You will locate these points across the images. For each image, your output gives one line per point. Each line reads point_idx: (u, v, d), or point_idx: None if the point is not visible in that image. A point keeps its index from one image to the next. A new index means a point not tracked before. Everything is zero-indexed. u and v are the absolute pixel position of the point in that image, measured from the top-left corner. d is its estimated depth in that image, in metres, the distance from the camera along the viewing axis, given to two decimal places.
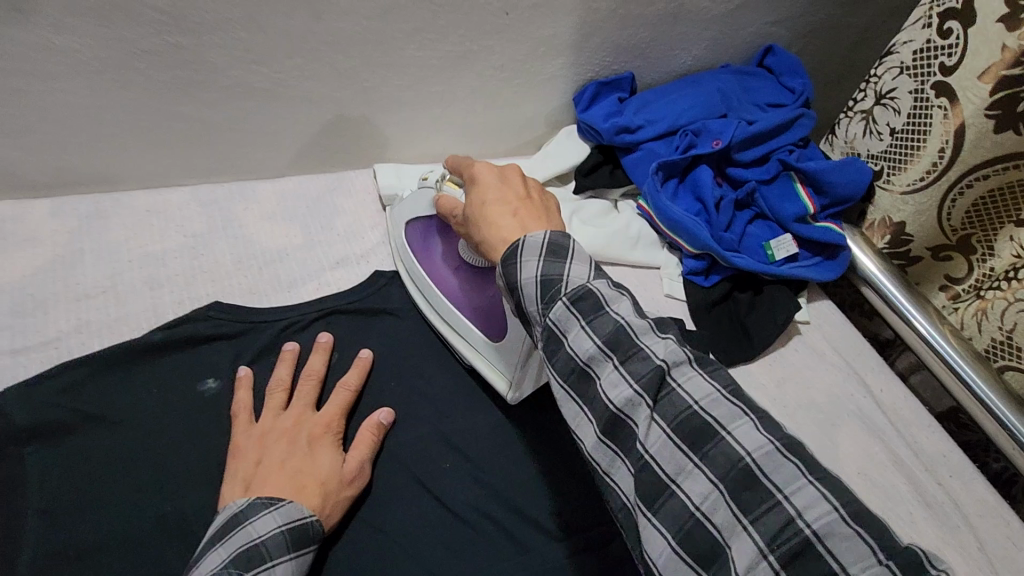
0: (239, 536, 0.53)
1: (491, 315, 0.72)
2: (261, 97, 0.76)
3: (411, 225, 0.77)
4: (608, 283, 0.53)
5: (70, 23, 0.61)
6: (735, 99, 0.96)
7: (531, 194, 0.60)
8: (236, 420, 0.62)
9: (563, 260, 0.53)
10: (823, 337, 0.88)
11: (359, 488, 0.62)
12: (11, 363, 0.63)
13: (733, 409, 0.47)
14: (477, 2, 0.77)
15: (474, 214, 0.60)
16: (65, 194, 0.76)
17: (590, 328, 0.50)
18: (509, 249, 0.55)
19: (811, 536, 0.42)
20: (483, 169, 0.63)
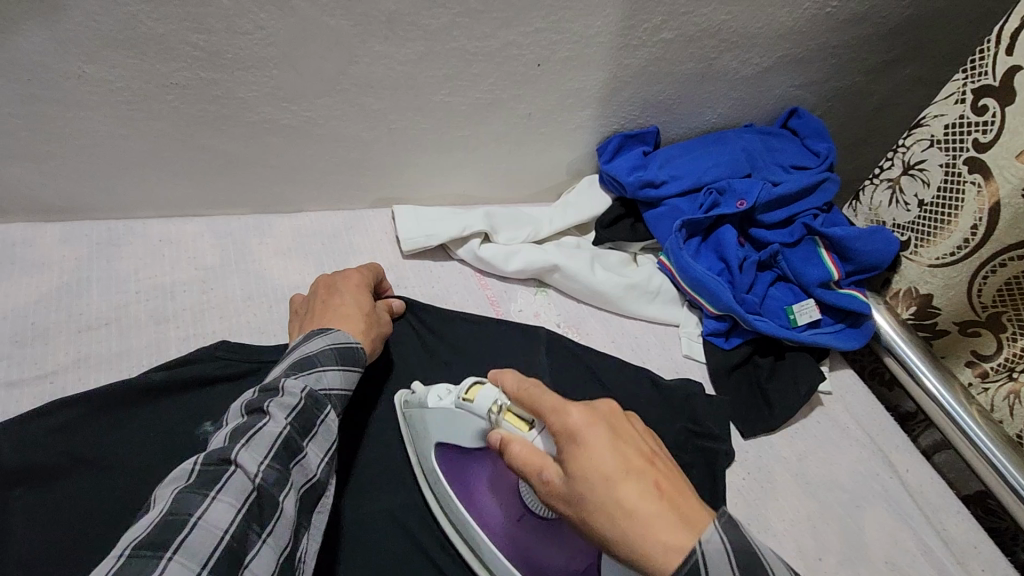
0: (295, 353, 0.59)
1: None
2: (287, 134, 0.75)
3: (439, 449, 0.66)
4: (734, 538, 0.42)
5: (103, 54, 0.60)
6: (760, 160, 0.95)
7: (653, 451, 0.47)
8: (293, 300, 0.72)
9: (691, 523, 0.41)
10: (846, 410, 0.84)
11: (386, 330, 0.70)
12: (5, 395, 0.60)
13: None
14: (511, 53, 0.77)
15: (583, 491, 0.45)
16: (80, 220, 0.74)
17: (684, 557, 0.41)
18: (687, 572, 0.41)
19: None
20: (581, 420, 0.47)
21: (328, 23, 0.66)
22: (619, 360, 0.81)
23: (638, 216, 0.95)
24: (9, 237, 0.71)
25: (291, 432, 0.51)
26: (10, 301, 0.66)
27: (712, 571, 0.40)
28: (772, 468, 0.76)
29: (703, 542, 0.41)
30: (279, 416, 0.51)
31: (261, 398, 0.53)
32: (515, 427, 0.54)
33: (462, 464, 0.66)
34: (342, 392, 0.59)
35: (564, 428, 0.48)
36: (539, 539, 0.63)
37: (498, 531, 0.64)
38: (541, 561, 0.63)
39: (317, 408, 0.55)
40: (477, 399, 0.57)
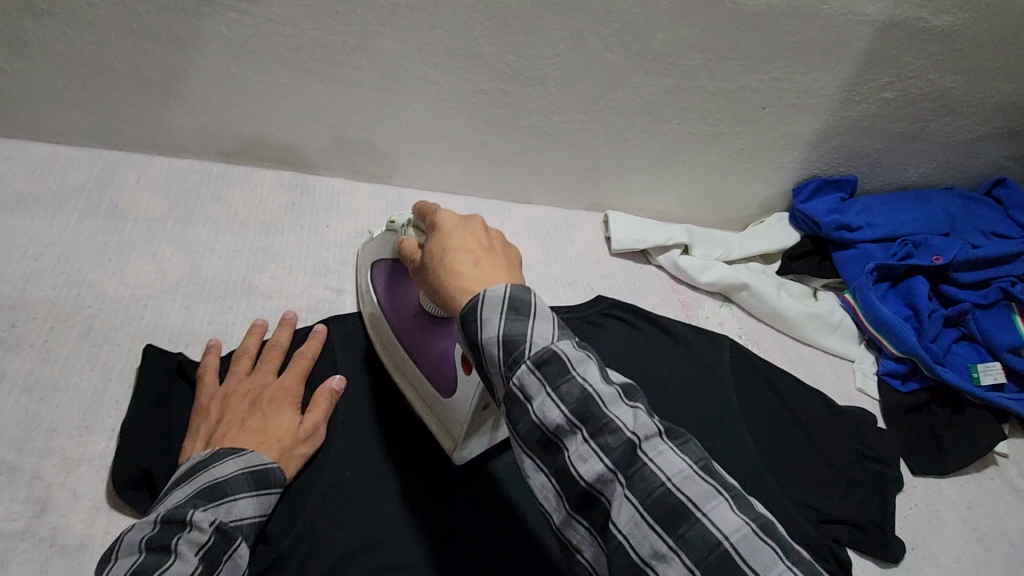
0: (203, 476, 0.53)
1: (439, 373, 0.66)
2: (545, 139, 0.93)
3: (377, 266, 0.74)
4: (574, 344, 0.45)
5: (446, 63, 0.81)
6: (959, 222, 1.00)
7: (498, 243, 0.52)
8: (202, 382, 0.64)
9: (521, 316, 0.45)
10: (1023, 475, 0.85)
11: (314, 446, 0.63)
12: (336, 298, 0.80)
13: (653, 431, 0.42)
14: (743, 95, 0.89)
15: (438, 254, 0.51)
16: (379, 183, 0.96)
17: (540, 372, 0.43)
18: (467, 304, 0.47)
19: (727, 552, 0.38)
20: (444, 216, 0.53)
21: (608, 57, 0.83)
22: (796, 378, 0.88)
23: (825, 254, 1.02)
24: (335, 188, 0.94)
25: (202, 573, 0.47)
26: (336, 233, 0.87)
27: (522, 321, 0.45)
28: (940, 508, 0.80)
29: (530, 330, 0.44)
30: (187, 555, 0.47)
31: (164, 536, 0.47)
32: (412, 235, 0.61)
33: (384, 284, 0.73)
34: (258, 518, 0.55)
35: (431, 221, 0.54)
36: (413, 328, 0.68)
37: (400, 335, 0.69)
38: (423, 348, 0.67)
39: (228, 543, 0.50)
40: (398, 219, 0.67)
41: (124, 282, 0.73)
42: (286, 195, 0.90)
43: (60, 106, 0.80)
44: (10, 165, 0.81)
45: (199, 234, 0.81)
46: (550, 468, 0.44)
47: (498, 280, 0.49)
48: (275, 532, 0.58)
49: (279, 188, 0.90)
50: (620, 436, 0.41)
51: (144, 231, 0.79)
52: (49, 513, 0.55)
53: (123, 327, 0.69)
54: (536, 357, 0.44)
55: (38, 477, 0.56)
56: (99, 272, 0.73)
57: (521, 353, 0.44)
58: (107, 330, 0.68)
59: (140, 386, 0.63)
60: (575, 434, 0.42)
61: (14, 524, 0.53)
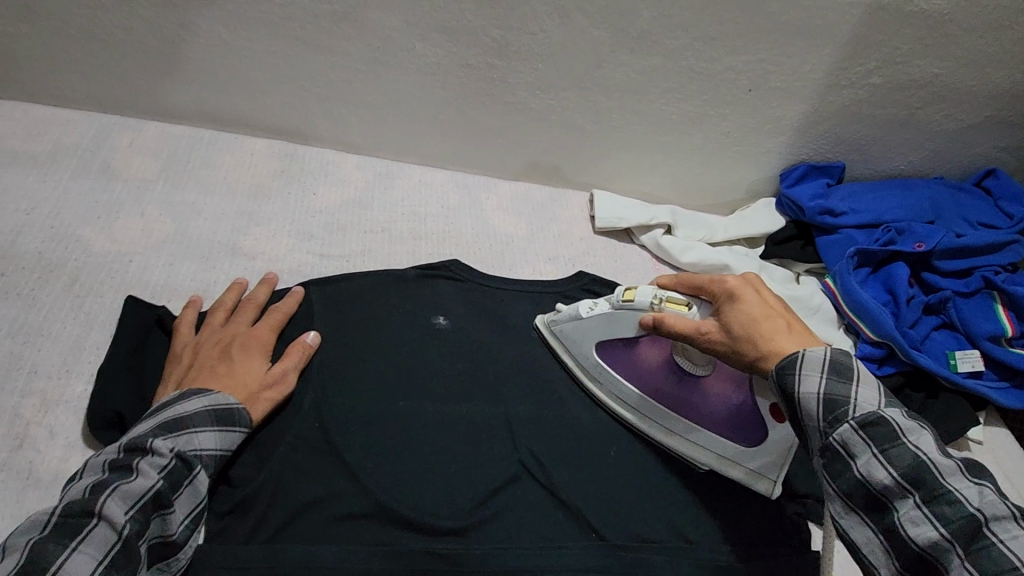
0: (167, 409, 0.57)
1: (738, 424, 0.71)
2: (533, 115, 0.94)
3: (602, 346, 0.75)
4: (900, 413, 0.53)
5: (433, 36, 0.82)
6: (945, 211, 0.99)
7: (784, 307, 0.64)
8: (177, 333, 0.66)
9: (842, 379, 0.55)
10: (995, 461, 0.86)
11: (282, 393, 0.65)
12: (318, 262, 0.82)
13: (1002, 511, 0.47)
14: (729, 77, 0.90)
15: (749, 333, 0.61)
16: (369, 155, 0.98)
17: (863, 431, 0.52)
18: (787, 357, 0.57)
19: (992, 543, 0.46)
20: (736, 284, 0.64)
21: (593, 34, 0.83)
22: None
23: (809, 239, 1.02)
24: (324, 157, 0.95)
25: (162, 489, 0.52)
26: (323, 201, 0.89)
27: (845, 384, 0.54)
28: None
29: (853, 395, 0.54)
30: (149, 473, 0.52)
31: (129, 456, 0.53)
32: (674, 308, 0.68)
33: (622, 360, 0.75)
34: (218, 452, 0.58)
35: (724, 290, 0.64)
36: (683, 390, 0.73)
37: (655, 387, 0.74)
38: (703, 408, 0.73)
39: (188, 468, 0.55)
40: (637, 295, 0.70)
41: (112, 239, 0.75)
42: (276, 162, 0.92)
43: (57, 68, 0.82)
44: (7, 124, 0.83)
45: (187, 196, 0.83)
46: (869, 516, 0.52)
47: (810, 342, 0.61)
48: (241, 476, 0.61)
49: (269, 156, 0.92)
50: (852, 422, 0.53)
51: (135, 192, 0.81)
52: (27, 448, 0.57)
53: (108, 279, 0.71)
54: (858, 418, 0.53)
55: (18, 414, 0.59)
56: (88, 228, 0.75)
57: (844, 412, 0.53)
58: (93, 282, 0.70)
59: (120, 334, 0.65)
60: (906, 498, 0.50)
61: None
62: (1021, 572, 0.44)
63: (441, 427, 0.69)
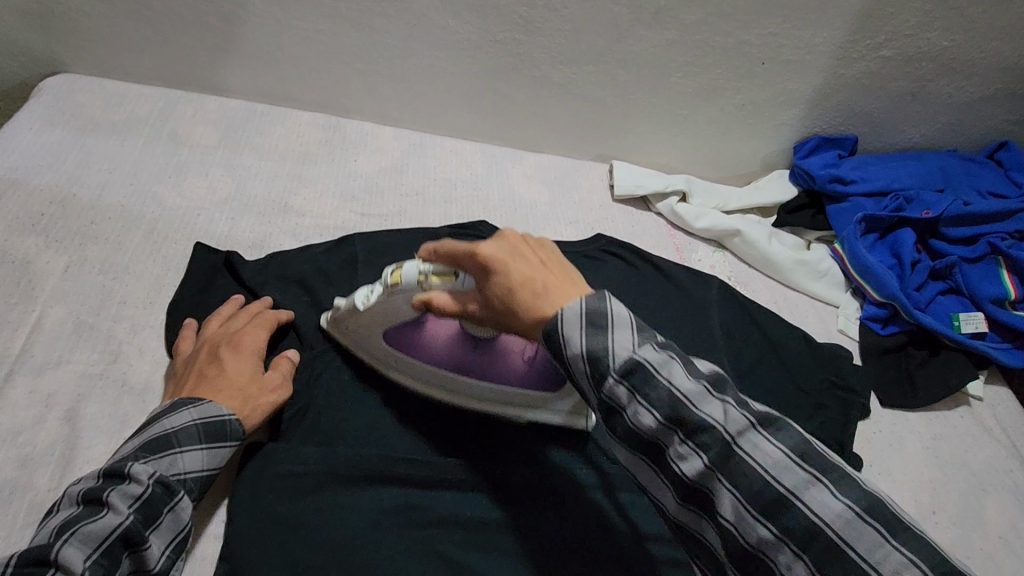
0: (154, 428, 0.58)
1: (532, 375, 0.71)
2: (555, 89, 1.01)
3: (390, 331, 0.72)
4: (653, 348, 0.51)
5: (465, 13, 0.90)
6: (954, 180, 1.03)
7: (548, 262, 0.56)
8: (182, 338, 0.69)
9: (603, 329, 0.51)
10: (993, 415, 0.90)
11: (281, 397, 0.67)
12: (358, 220, 0.90)
13: (742, 426, 0.48)
14: (743, 51, 0.95)
15: (511, 301, 0.54)
16: (404, 127, 1.06)
17: (627, 382, 0.50)
18: (551, 325, 0.52)
19: (832, 538, 0.44)
20: (491, 251, 0.55)
21: (613, 10, 0.90)
22: (779, 315, 0.95)
23: (820, 208, 1.06)
24: (363, 129, 1.04)
25: (132, 525, 0.51)
26: (363, 168, 0.98)
27: (602, 337, 0.50)
28: (906, 436, 0.86)
29: (613, 343, 0.50)
30: (120, 508, 0.51)
31: (101, 488, 0.52)
32: (441, 282, 0.60)
33: (403, 341, 0.72)
34: (203, 473, 0.59)
35: (477, 262, 0.56)
36: (474, 357, 0.72)
37: (467, 353, 0.72)
38: (494, 370, 0.71)
39: (169, 495, 0.55)
40: (401, 274, 0.63)
41: (181, 195, 0.85)
42: (320, 133, 1.00)
43: (133, 45, 0.93)
44: (87, 95, 0.93)
45: (245, 161, 0.92)
46: (659, 469, 0.52)
47: (576, 293, 0.54)
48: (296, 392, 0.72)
49: (314, 127, 1.01)
50: (680, 403, 0.49)
51: (199, 156, 0.91)
52: (120, 362, 0.67)
53: (179, 229, 0.81)
54: (621, 369, 0.50)
55: (111, 335, 0.69)
56: (161, 186, 0.85)
57: (607, 367, 0.50)
58: (167, 231, 0.80)
59: (194, 272, 0.75)
60: (674, 436, 0.49)
61: (94, 367, 0.66)
62: (828, 529, 0.45)
63: None
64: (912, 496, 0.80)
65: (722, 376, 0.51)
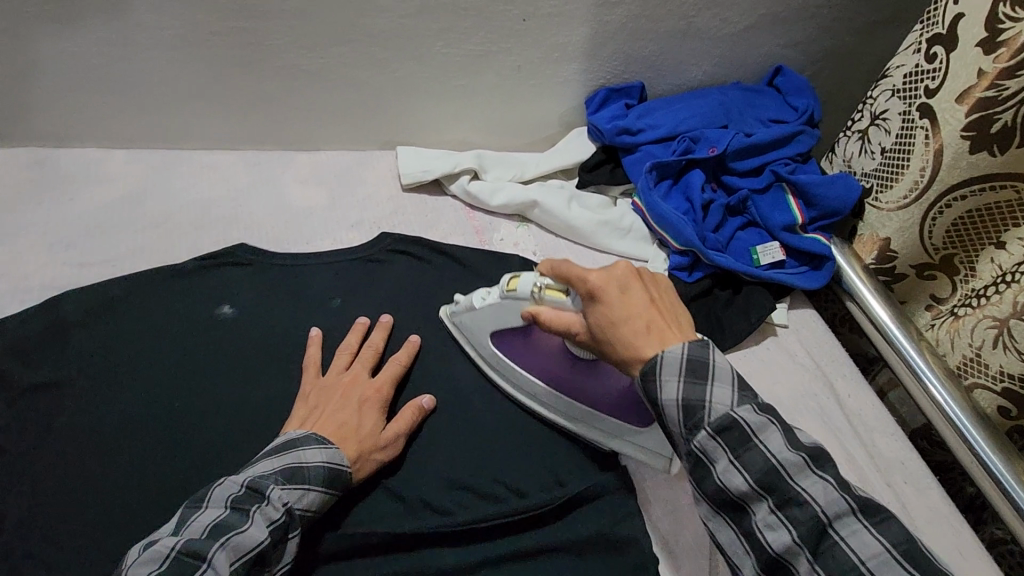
0: (290, 456, 0.63)
1: (621, 403, 0.74)
2: (305, 79, 0.89)
3: (497, 336, 0.77)
4: (754, 411, 0.57)
5: (159, 5, 0.76)
6: (737, 113, 1.02)
7: (660, 301, 0.64)
8: (304, 371, 0.73)
9: (702, 381, 0.58)
10: (798, 341, 0.91)
11: (388, 456, 0.69)
12: (77, 272, 0.76)
13: (843, 509, 0.53)
14: (498, 9, 0.88)
15: (610, 337, 0.64)
16: (139, 147, 0.90)
17: (720, 437, 0.57)
18: (647, 365, 0.61)
19: (833, 537, 0.52)
20: (598, 281, 0.64)
21: None
22: None
23: (617, 161, 1.03)
24: (85, 157, 0.88)
25: (266, 547, 0.56)
26: (84, 205, 0.82)
27: (700, 386, 0.58)
28: None
29: (711, 398, 0.58)
30: (259, 524, 0.56)
31: (245, 500, 0.57)
32: (552, 295, 0.69)
33: (511, 343, 0.77)
34: (316, 513, 0.62)
35: (587, 288, 0.64)
36: (575, 376, 0.75)
37: (564, 388, 0.75)
38: (583, 390, 0.75)
39: (289, 529, 0.59)
40: (519, 283, 0.70)
41: None
42: (24, 171, 0.83)
43: None
44: None
45: None
46: (739, 526, 0.57)
47: (672, 337, 0.62)
48: None
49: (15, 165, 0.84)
50: (758, 455, 0.55)
51: None
52: None
53: None
54: (715, 424, 0.57)
55: None
56: None
57: (702, 417, 0.57)
58: None
59: None
60: (763, 503, 0.55)
61: None
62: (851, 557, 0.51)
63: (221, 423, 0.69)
64: None
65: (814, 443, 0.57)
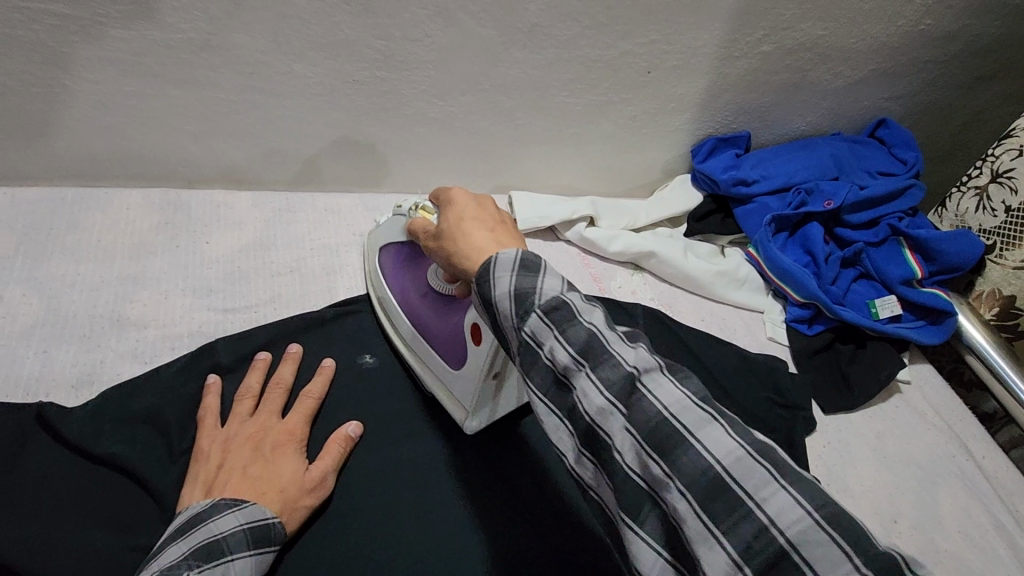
0: (201, 532, 0.53)
1: (450, 346, 0.70)
2: (432, 125, 0.89)
3: (385, 250, 0.78)
4: (601, 316, 0.45)
5: (309, 54, 0.76)
6: (847, 165, 1.02)
7: (509, 219, 0.56)
8: (202, 424, 0.65)
9: (533, 273, 0.47)
10: (925, 399, 0.90)
11: (319, 498, 0.63)
12: (220, 319, 0.75)
13: (694, 407, 0.41)
14: (628, 62, 0.89)
15: (448, 235, 0.55)
16: (264, 190, 0.90)
17: (561, 338, 0.44)
18: (484, 265, 0.49)
19: (722, 480, 0.38)
20: (456, 191, 0.58)
21: (481, 33, 0.79)
22: (708, 334, 0.90)
23: (727, 211, 1.03)
24: (213, 200, 0.87)
25: None
26: (218, 249, 0.81)
27: (533, 281, 0.47)
28: (852, 441, 0.84)
29: (542, 285, 0.46)
30: None
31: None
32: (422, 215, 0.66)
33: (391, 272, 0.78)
34: None
35: (442, 195, 0.59)
36: (438, 311, 0.72)
37: (416, 322, 0.73)
38: (433, 326, 0.72)
39: None
40: (405, 203, 0.72)
41: None
42: (155, 214, 0.83)
43: None
44: None
45: (52, 270, 0.74)
46: (596, 455, 0.43)
47: (511, 242, 0.53)
48: None
49: (147, 209, 0.83)
50: (618, 370, 0.43)
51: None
52: None
53: None
54: (561, 326, 0.44)
55: None
56: None
57: (537, 314, 0.45)
58: None
59: None
60: (608, 415, 0.42)
61: None
62: (779, 537, 0.36)
63: (386, 479, 0.69)
64: (873, 508, 0.77)
65: (684, 368, 0.44)
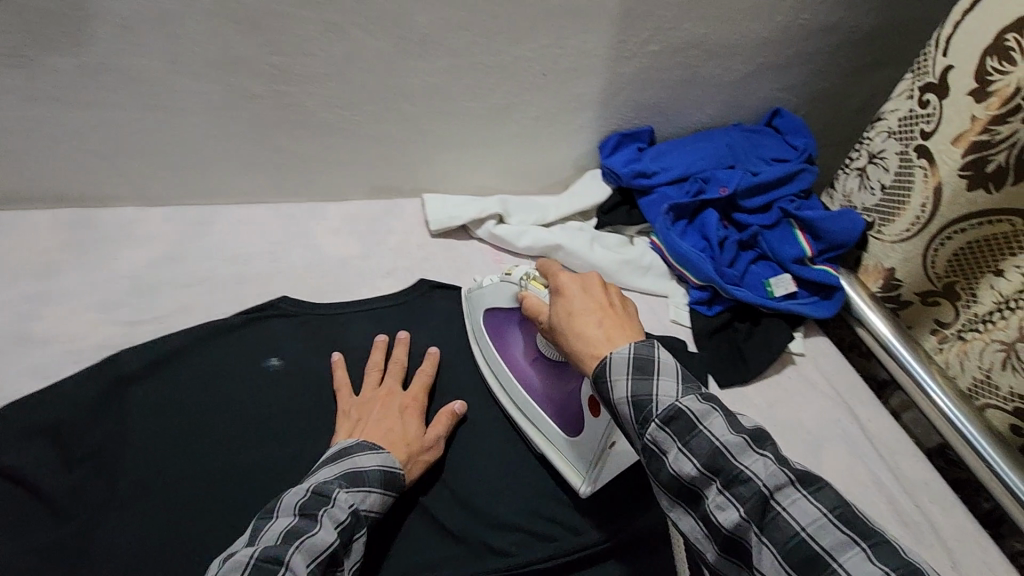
0: (347, 461, 0.69)
1: (565, 413, 0.80)
2: (338, 134, 0.92)
3: (491, 312, 0.86)
4: (698, 400, 0.57)
5: (203, 72, 0.79)
6: (742, 153, 1.08)
7: (614, 303, 0.67)
8: (338, 393, 0.80)
9: (648, 375, 0.58)
10: (818, 369, 0.96)
11: (434, 455, 0.78)
12: (128, 330, 0.81)
13: (782, 480, 0.52)
14: (523, 66, 0.93)
15: (564, 325, 0.67)
16: (177, 205, 0.93)
17: (669, 427, 0.56)
18: (599, 366, 0.61)
19: (806, 539, 0.49)
20: (567, 280, 0.69)
21: (373, 45, 0.83)
22: None
23: (633, 203, 1.09)
24: (125, 218, 0.90)
25: (335, 547, 0.60)
26: (129, 265, 0.86)
27: (645, 381, 0.58)
28: (745, 412, 0.90)
29: (657, 393, 0.57)
30: (329, 527, 0.61)
31: (314, 505, 0.62)
32: (534, 287, 0.76)
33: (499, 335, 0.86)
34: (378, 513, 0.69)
35: (556, 284, 0.70)
36: (553, 378, 0.82)
37: (529, 385, 0.83)
38: (553, 391, 0.81)
39: (357, 525, 0.64)
40: (515, 271, 0.81)
41: None
42: (66, 235, 0.86)
43: None
44: None
45: None
46: (692, 507, 0.56)
47: (629, 327, 0.65)
48: None
49: (59, 230, 0.86)
50: (712, 446, 0.54)
51: None
52: None
53: None
54: (663, 416, 0.57)
55: None
56: None
57: (651, 413, 0.57)
58: None
59: None
60: (712, 485, 0.54)
61: None
62: (820, 551, 0.48)
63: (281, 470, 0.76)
64: None
65: (763, 431, 0.55)
